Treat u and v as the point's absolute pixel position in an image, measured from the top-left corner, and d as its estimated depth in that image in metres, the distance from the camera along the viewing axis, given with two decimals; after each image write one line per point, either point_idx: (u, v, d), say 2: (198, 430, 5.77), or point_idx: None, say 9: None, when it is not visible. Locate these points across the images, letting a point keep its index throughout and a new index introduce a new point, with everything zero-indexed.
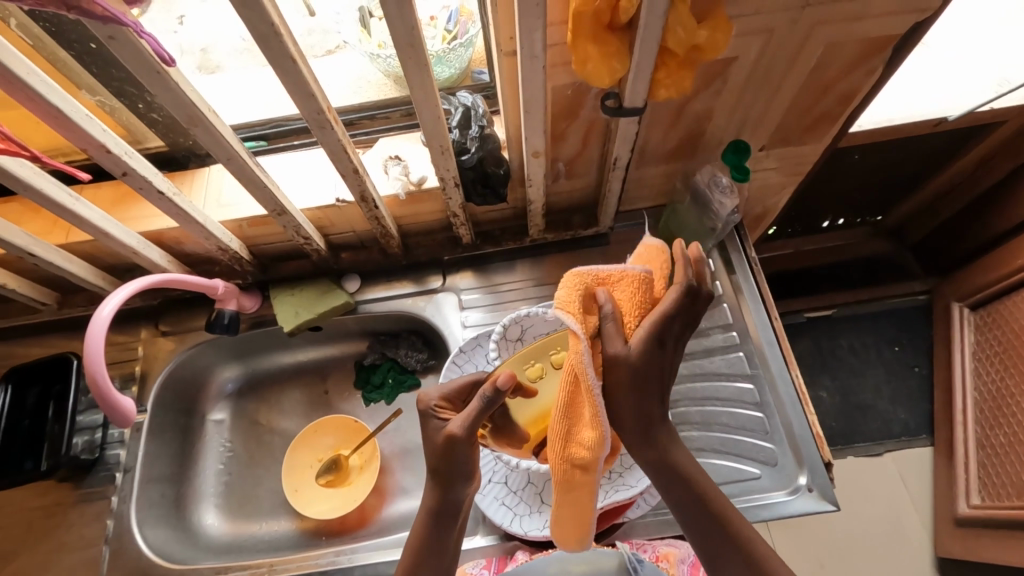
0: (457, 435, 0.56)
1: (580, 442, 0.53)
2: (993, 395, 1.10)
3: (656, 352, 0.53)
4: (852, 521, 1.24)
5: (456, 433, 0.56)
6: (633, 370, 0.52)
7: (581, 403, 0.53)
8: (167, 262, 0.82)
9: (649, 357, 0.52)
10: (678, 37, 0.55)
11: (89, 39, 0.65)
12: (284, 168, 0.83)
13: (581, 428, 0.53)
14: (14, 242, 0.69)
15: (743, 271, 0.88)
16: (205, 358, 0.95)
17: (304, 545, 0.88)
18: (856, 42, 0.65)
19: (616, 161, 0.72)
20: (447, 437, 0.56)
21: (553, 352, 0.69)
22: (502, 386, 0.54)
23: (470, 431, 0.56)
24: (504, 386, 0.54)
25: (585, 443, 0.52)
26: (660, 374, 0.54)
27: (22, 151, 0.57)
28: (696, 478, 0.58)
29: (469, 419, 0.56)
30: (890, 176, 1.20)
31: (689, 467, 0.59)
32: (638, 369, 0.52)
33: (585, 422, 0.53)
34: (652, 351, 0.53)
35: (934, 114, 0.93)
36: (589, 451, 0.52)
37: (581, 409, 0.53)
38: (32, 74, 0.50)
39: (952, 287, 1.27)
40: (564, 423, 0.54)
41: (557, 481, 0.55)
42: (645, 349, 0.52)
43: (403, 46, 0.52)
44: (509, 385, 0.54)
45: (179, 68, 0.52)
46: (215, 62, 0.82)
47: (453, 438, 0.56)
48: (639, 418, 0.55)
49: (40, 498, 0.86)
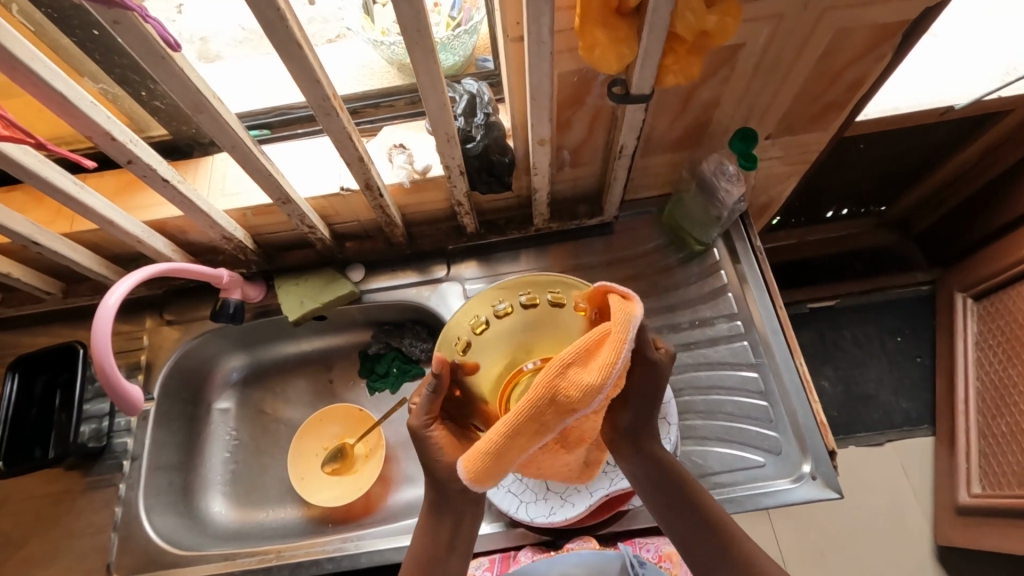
0: (414, 428, 0.60)
1: (574, 382, 0.48)
2: (996, 385, 1.10)
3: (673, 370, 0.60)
4: (853, 510, 1.25)
5: (414, 426, 0.60)
6: (651, 373, 0.58)
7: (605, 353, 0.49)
8: (171, 251, 0.82)
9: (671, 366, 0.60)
10: (686, 21, 0.55)
11: (91, 25, 0.64)
12: (289, 157, 0.83)
13: (586, 370, 0.49)
14: (18, 230, 0.68)
15: (749, 260, 0.88)
16: (210, 347, 0.95)
17: (310, 532, 0.89)
18: (865, 28, 0.65)
19: (622, 149, 0.72)
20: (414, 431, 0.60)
21: (499, 304, 0.66)
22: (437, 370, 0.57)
23: (422, 419, 0.60)
24: (439, 371, 0.58)
25: (581, 385, 0.48)
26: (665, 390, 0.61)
27: (27, 138, 0.57)
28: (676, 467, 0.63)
29: (426, 411, 0.60)
30: (896, 165, 1.19)
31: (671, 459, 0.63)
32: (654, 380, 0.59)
33: (600, 367, 0.48)
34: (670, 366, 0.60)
35: (942, 102, 0.92)
36: (582, 394, 0.48)
37: (609, 351, 0.48)
38: (35, 60, 0.49)
39: (956, 277, 1.27)
40: (573, 354, 0.49)
41: (523, 410, 0.49)
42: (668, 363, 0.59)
43: (410, 32, 0.51)
44: (444, 368, 0.57)
45: (183, 53, 0.51)
46: (215, 51, 0.82)
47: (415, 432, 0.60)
48: (638, 418, 0.62)
49: (49, 486, 0.86)
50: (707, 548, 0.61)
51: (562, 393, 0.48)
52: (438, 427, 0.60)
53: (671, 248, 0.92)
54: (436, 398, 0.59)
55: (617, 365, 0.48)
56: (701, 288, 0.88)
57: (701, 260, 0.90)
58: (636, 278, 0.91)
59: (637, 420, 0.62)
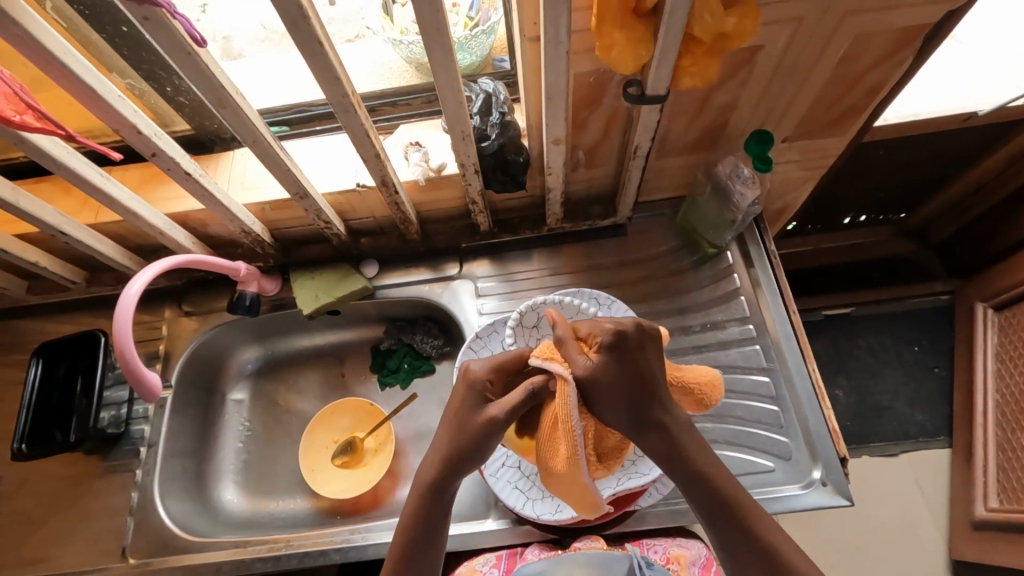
0: (496, 419, 0.58)
1: (559, 468, 0.59)
2: (1015, 397, 1.08)
3: (621, 370, 0.54)
4: (865, 521, 1.23)
5: (496, 416, 0.58)
6: (594, 389, 0.54)
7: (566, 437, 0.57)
8: (191, 244, 0.84)
9: (614, 369, 0.54)
10: (704, 24, 0.55)
11: (121, 22, 0.66)
12: (307, 154, 0.84)
13: (557, 458, 0.59)
14: (46, 220, 0.71)
15: (762, 264, 0.87)
16: (226, 339, 0.97)
17: (319, 523, 0.90)
18: (886, 32, 0.64)
19: (636, 150, 0.72)
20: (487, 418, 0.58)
21: None
22: (554, 386, 0.58)
23: (511, 417, 0.58)
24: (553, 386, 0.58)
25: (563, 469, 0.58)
26: (636, 385, 0.54)
27: (58, 131, 0.58)
28: (710, 472, 0.58)
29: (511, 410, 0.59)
30: (917, 172, 1.17)
31: (705, 463, 0.58)
32: (608, 387, 0.54)
33: (563, 453, 0.58)
34: (618, 365, 0.54)
35: (964, 109, 0.90)
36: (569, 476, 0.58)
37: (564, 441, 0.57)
38: (67, 54, 0.51)
39: (977, 287, 1.25)
40: (545, 452, 0.60)
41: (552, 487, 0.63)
42: (605, 364, 0.54)
43: (429, 31, 0.52)
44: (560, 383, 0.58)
45: (209, 49, 0.53)
46: (237, 50, 0.83)
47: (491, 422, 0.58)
48: (630, 415, 0.55)
49: (69, 469, 0.89)
50: (750, 547, 0.58)
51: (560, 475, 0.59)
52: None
53: (683, 251, 0.91)
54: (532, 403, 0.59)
55: (575, 449, 0.56)
56: (713, 291, 0.88)
57: (714, 263, 0.90)
58: (647, 280, 0.91)
59: (627, 418, 0.55)
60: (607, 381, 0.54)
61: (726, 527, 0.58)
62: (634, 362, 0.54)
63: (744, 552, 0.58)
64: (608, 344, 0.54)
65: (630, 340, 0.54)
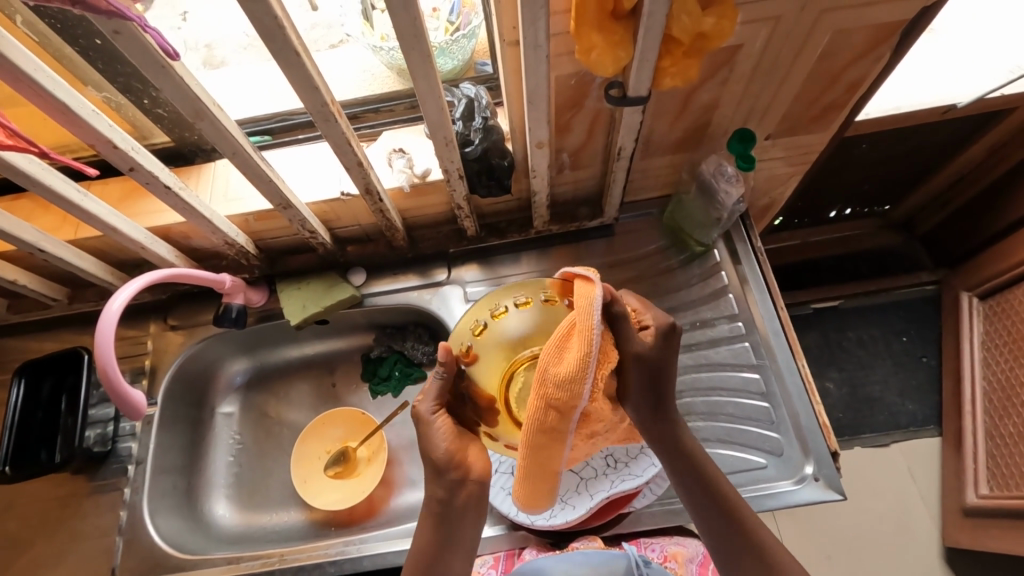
0: (422, 411, 0.61)
1: (555, 376, 0.50)
2: (1003, 385, 1.09)
3: (666, 356, 0.59)
4: (860, 512, 1.24)
5: (422, 411, 0.60)
6: (643, 368, 0.57)
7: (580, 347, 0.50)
8: (174, 257, 0.83)
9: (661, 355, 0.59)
10: (682, 25, 0.55)
11: (94, 35, 0.65)
12: (290, 163, 0.83)
13: (560, 365, 0.50)
14: (24, 238, 0.69)
15: (750, 261, 0.88)
16: (213, 352, 0.96)
17: (313, 535, 0.89)
18: (863, 28, 0.65)
19: (620, 151, 0.72)
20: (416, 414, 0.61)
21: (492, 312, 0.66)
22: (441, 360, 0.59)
23: (431, 406, 0.61)
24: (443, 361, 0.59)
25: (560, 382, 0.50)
26: (668, 372, 0.60)
27: (31, 148, 0.57)
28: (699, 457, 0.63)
29: (434, 398, 0.61)
30: (900, 164, 1.18)
31: (696, 449, 0.64)
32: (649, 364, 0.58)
33: (574, 358, 0.49)
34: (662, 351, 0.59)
35: (943, 101, 0.91)
36: (567, 391, 0.50)
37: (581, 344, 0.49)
38: (38, 70, 0.50)
39: (962, 277, 1.26)
40: (547, 355, 0.51)
41: (528, 425, 0.52)
42: (658, 346, 0.59)
43: (407, 39, 0.52)
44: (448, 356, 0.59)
45: (183, 62, 0.52)
46: (220, 58, 0.82)
47: (421, 416, 0.60)
48: (648, 402, 0.61)
49: (55, 490, 0.87)
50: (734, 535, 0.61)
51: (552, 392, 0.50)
52: (444, 414, 0.61)
53: (671, 250, 0.92)
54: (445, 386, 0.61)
55: (589, 352, 0.49)
56: (702, 289, 0.88)
57: (702, 262, 0.90)
58: (637, 280, 0.91)
59: (648, 404, 0.61)
60: (652, 364, 0.58)
61: (714, 517, 0.62)
62: (671, 351, 0.60)
63: (733, 545, 0.61)
64: (660, 326, 0.60)
65: (676, 336, 0.61)
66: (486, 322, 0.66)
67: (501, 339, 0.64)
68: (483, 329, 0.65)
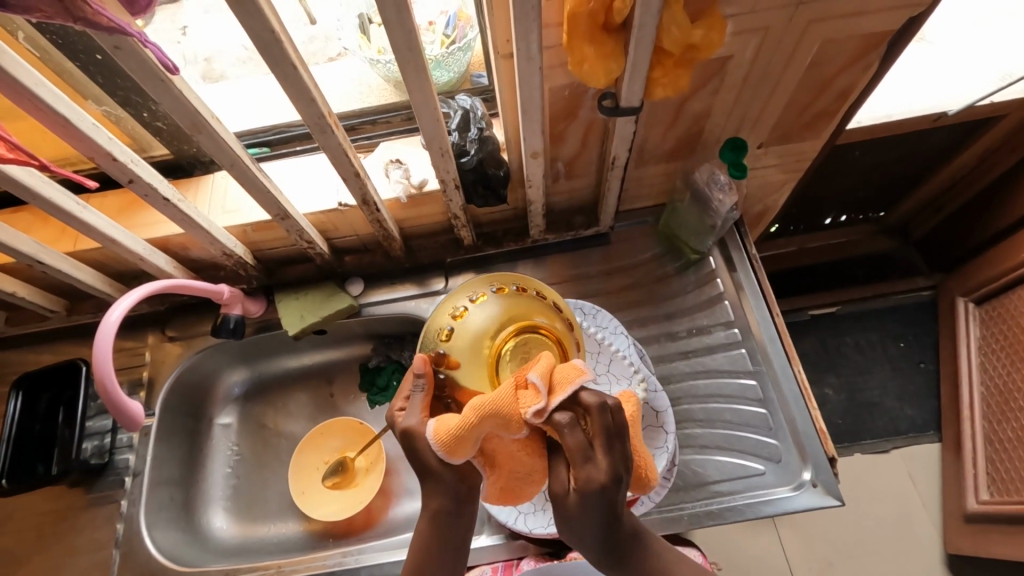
0: (411, 427, 0.54)
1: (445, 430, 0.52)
2: (1000, 390, 1.10)
3: (584, 512, 0.51)
4: (860, 519, 1.23)
5: (410, 424, 0.54)
6: (600, 500, 0.50)
7: (529, 390, 0.51)
8: (173, 268, 0.84)
9: (601, 483, 0.49)
10: (672, 37, 0.56)
11: (96, 50, 0.66)
12: (288, 174, 0.84)
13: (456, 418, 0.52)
14: (23, 250, 0.70)
15: (745, 268, 0.88)
16: (210, 363, 0.95)
17: (310, 546, 0.89)
18: (849, 39, 0.66)
19: (614, 160, 0.73)
20: (403, 433, 0.54)
21: (451, 311, 0.64)
22: (419, 369, 0.57)
23: (422, 419, 0.55)
24: (421, 370, 0.57)
25: (488, 409, 0.50)
26: (620, 493, 0.51)
27: (31, 161, 0.57)
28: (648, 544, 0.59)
29: (419, 410, 0.56)
30: (893, 171, 1.19)
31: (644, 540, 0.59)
32: (567, 515, 0.52)
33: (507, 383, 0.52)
34: (586, 505, 0.51)
35: (934, 109, 0.93)
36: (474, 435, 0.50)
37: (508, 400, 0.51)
38: (40, 85, 0.51)
39: (957, 282, 1.27)
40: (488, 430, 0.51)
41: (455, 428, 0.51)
42: (579, 504, 0.51)
43: (402, 51, 0.53)
44: (425, 365, 0.57)
45: (182, 76, 0.53)
46: (218, 72, 0.84)
47: (410, 429, 0.54)
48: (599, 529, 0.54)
49: (51, 503, 0.87)
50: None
51: (480, 417, 0.50)
52: None
53: (666, 257, 0.92)
54: (428, 400, 0.57)
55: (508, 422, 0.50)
56: (697, 296, 0.89)
57: (697, 269, 0.90)
58: (633, 287, 0.92)
59: (597, 529, 0.54)
60: (605, 489, 0.50)
61: None
62: (606, 504, 0.51)
63: None
64: (588, 491, 0.49)
65: (614, 459, 0.50)
66: (451, 326, 0.62)
67: (472, 333, 0.61)
68: (452, 332, 0.62)
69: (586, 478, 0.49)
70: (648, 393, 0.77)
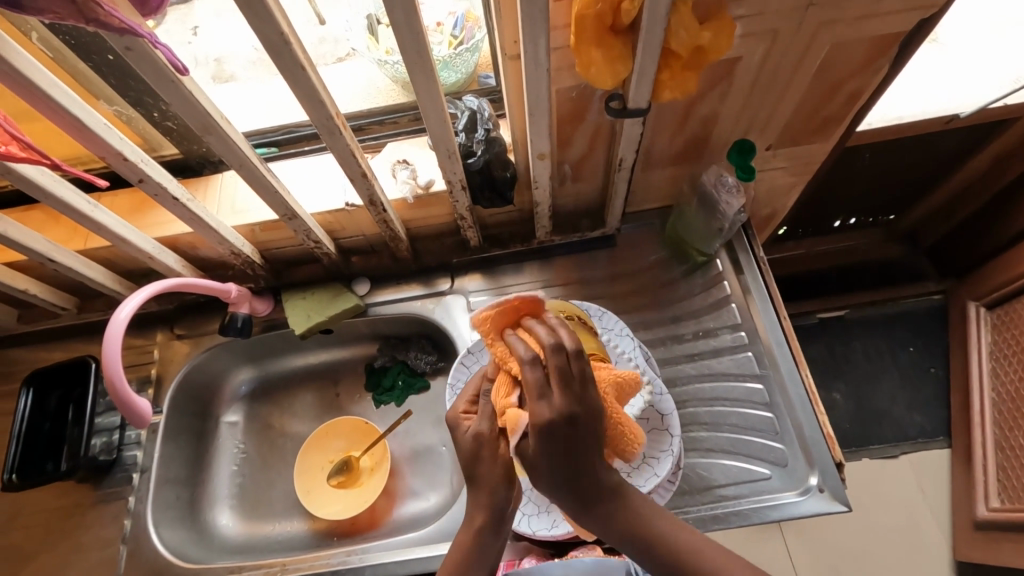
0: (483, 433, 0.55)
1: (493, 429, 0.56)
2: (1011, 397, 1.08)
3: (546, 453, 0.50)
4: (868, 525, 1.22)
5: (482, 431, 0.56)
6: (557, 438, 0.49)
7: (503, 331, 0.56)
8: (182, 268, 0.84)
9: (555, 421, 0.49)
10: (680, 39, 0.56)
11: (107, 51, 0.67)
12: (297, 174, 0.85)
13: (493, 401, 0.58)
14: (34, 248, 0.71)
15: (753, 271, 0.87)
16: (218, 362, 0.96)
17: (316, 545, 0.89)
18: (860, 41, 0.65)
19: (621, 163, 0.73)
20: (474, 438, 0.56)
21: None
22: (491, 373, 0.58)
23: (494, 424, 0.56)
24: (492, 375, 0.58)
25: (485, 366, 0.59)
26: (584, 435, 0.50)
27: (43, 160, 0.58)
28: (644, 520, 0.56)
29: (490, 417, 0.56)
30: (904, 173, 1.18)
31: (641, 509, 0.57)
32: (531, 463, 0.52)
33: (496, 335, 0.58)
34: (544, 448, 0.50)
35: (945, 112, 0.92)
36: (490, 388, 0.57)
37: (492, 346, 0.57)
38: (53, 86, 0.51)
39: (968, 287, 1.25)
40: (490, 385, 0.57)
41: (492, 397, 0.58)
42: (538, 448, 0.50)
43: (410, 54, 0.53)
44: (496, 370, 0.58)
45: (192, 77, 0.53)
46: (229, 72, 0.84)
47: (483, 435, 0.55)
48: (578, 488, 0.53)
49: (59, 499, 0.88)
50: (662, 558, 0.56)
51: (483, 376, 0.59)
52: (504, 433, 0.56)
53: (673, 259, 0.92)
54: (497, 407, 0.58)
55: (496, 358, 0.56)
56: (704, 299, 0.88)
57: (704, 272, 0.90)
58: (639, 290, 0.91)
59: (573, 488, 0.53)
60: (564, 431, 0.49)
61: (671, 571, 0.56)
62: (566, 448, 0.50)
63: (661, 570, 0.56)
64: (541, 428, 0.49)
65: (572, 392, 0.50)
66: None
67: None
68: None
69: (538, 416, 0.49)
70: (654, 395, 0.76)
